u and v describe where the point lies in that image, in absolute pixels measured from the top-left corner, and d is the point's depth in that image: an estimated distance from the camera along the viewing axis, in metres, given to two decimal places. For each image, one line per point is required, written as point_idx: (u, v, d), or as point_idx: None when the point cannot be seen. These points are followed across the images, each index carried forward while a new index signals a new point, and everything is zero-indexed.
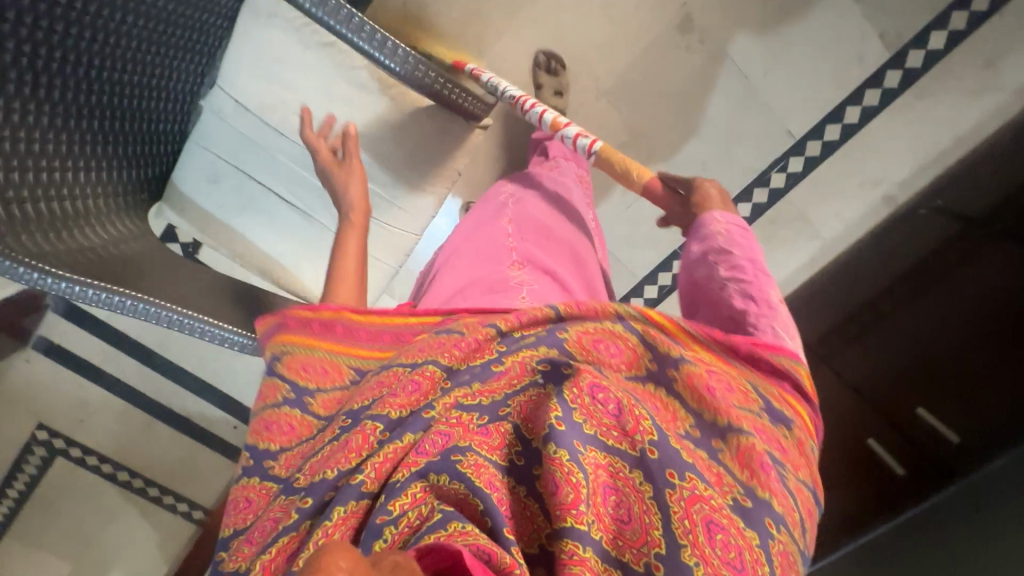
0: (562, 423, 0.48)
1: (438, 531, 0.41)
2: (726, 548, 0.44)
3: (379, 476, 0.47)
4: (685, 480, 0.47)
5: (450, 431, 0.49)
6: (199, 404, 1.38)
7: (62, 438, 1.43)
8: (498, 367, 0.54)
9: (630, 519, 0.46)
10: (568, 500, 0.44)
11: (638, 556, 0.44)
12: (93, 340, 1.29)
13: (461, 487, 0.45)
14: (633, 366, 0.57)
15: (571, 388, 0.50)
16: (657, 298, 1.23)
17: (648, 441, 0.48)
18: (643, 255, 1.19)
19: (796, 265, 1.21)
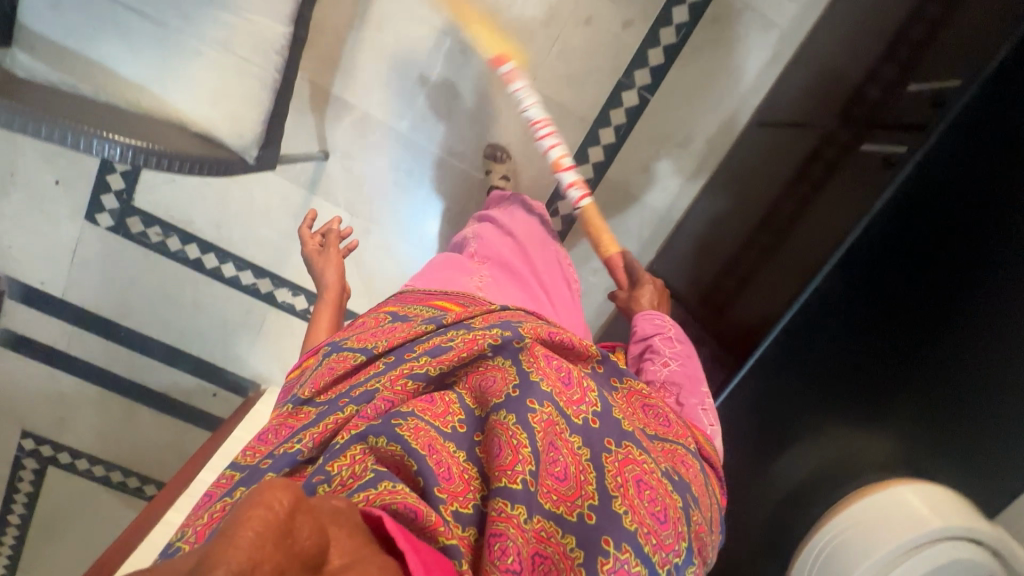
0: (516, 391, 0.54)
1: (371, 489, 0.45)
2: (652, 501, 0.53)
3: (317, 442, 0.52)
4: (621, 447, 0.57)
5: (394, 397, 0.54)
6: (173, 376, 1.30)
7: (48, 444, 1.37)
8: (447, 344, 0.59)
9: (566, 478, 0.51)
10: (510, 462, 0.48)
11: (573, 508, 0.50)
12: (54, 323, 1.24)
13: (398, 449, 0.48)
14: (586, 361, 0.68)
15: (530, 359, 0.58)
16: (617, 141, 1.14)
17: (592, 412, 0.58)
18: (586, 93, 1.10)
19: (760, 67, 1.08)
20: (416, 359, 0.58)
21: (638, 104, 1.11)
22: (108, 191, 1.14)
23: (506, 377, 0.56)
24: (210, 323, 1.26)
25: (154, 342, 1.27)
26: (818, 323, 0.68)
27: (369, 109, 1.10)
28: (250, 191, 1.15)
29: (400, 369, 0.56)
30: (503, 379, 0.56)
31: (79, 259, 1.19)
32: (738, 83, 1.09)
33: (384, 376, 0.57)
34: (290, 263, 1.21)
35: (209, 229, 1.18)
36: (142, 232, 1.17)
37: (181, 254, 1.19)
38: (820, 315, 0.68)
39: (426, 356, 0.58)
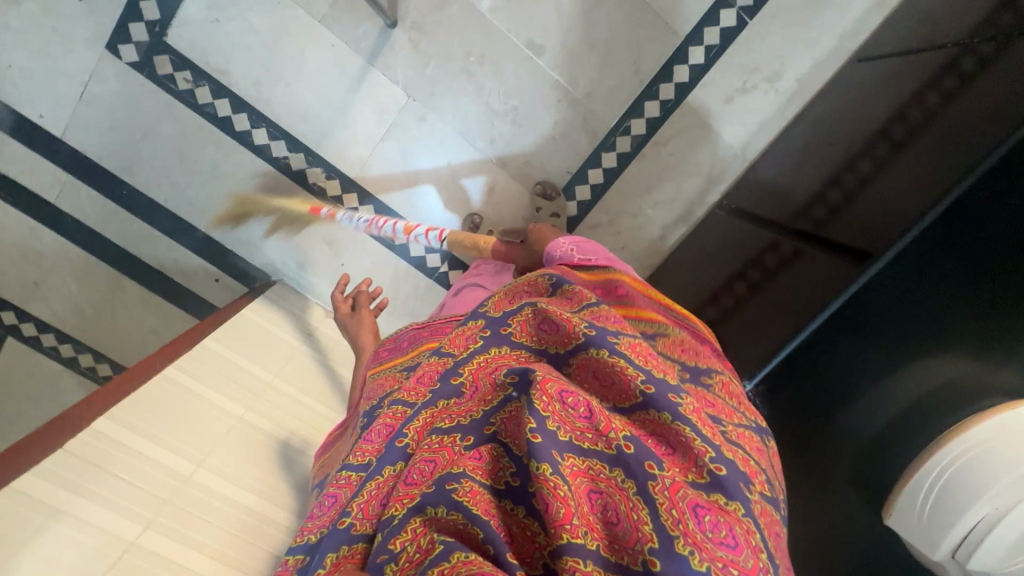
0: (536, 436, 0.43)
1: (441, 564, 0.37)
2: (716, 529, 0.40)
3: (366, 515, 0.47)
4: (664, 468, 0.42)
5: (432, 456, 0.48)
6: (173, 253, 1.16)
7: (11, 311, 1.19)
8: (457, 381, 0.53)
9: (620, 521, 0.41)
10: (558, 515, 0.40)
11: (635, 557, 0.39)
12: (45, 167, 1.09)
13: (459, 516, 0.42)
14: (571, 339, 0.54)
15: (539, 397, 0.45)
16: (705, 63, 1.07)
17: (622, 436, 0.44)
18: (684, 4, 1.03)
19: (863, 9, 1.03)
20: (442, 403, 0.51)
21: (735, 27, 1.05)
22: (139, 19, 1.00)
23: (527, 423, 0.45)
24: (227, 197, 1.13)
25: (159, 209, 1.13)
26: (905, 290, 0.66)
27: None
28: (301, 49, 1.03)
29: (425, 422, 0.51)
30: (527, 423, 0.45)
31: (89, 95, 1.05)
32: (838, 23, 1.04)
33: (410, 430, 0.51)
34: (331, 141, 1.10)
35: (246, 85, 1.05)
36: (170, 76, 1.04)
37: (210, 110, 1.06)
38: (884, 290, 0.67)
39: (443, 402, 0.52)
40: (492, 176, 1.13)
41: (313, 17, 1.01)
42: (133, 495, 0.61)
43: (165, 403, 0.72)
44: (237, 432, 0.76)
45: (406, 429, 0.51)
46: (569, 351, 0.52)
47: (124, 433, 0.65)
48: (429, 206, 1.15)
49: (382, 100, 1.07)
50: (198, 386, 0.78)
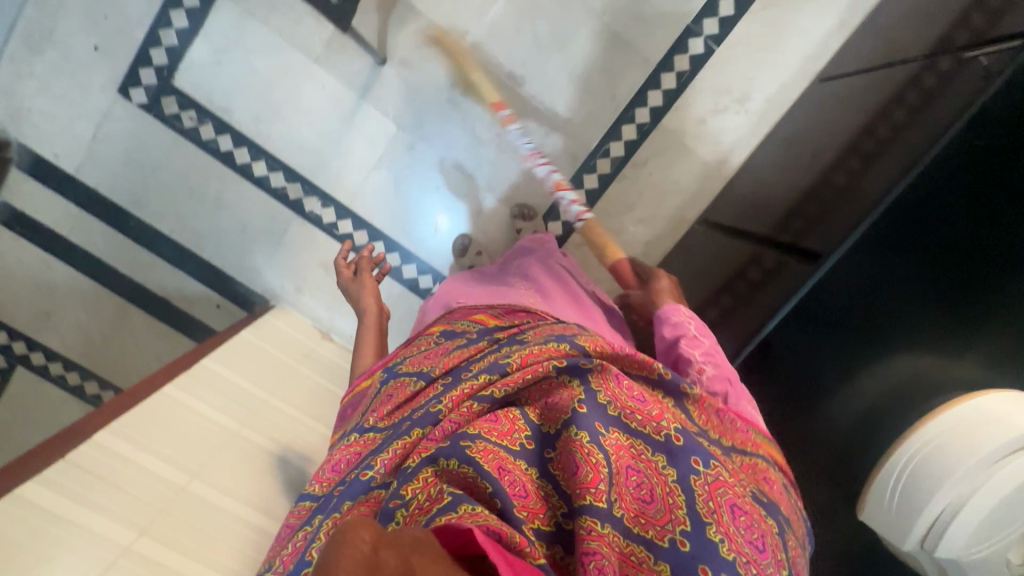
0: (583, 406, 0.51)
1: (450, 513, 0.42)
2: (749, 529, 0.46)
3: (388, 469, 0.52)
4: (709, 468, 0.50)
5: (461, 419, 0.53)
6: (177, 280, 1.21)
7: (23, 341, 1.24)
8: (505, 361, 0.59)
9: (653, 500, 0.47)
10: (586, 479, 0.45)
11: (664, 533, 0.45)
12: (59, 203, 1.16)
13: (469, 470, 0.47)
14: (647, 370, 0.60)
15: (598, 378, 0.54)
16: (677, 88, 1.13)
17: (672, 430, 0.52)
18: (654, 35, 1.10)
19: (824, 34, 1.10)
20: (486, 376, 0.58)
21: (703, 53, 1.11)
22: (148, 65, 1.08)
23: (569, 395, 0.52)
24: (228, 226, 1.18)
25: (164, 239, 1.19)
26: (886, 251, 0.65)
27: (437, 19, 1.08)
28: (298, 87, 1.11)
29: (464, 391, 0.57)
30: (569, 395, 0.52)
31: (102, 135, 1.12)
32: (801, 47, 1.11)
33: (445, 398, 0.57)
34: (327, 170, 1.16)
35: (247, 121, 1.12)
36: (176, 115, 1.11)
37: (213, 145, 1.13)
38: (876, 255, 0.65)
39: (487, 377, 0.58)
40: (482, 195, 1.18)
41: (309, 57, 1.09)
42: (128, 502, 0.64)
43: (163, 416, 0.76)
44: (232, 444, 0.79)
45: (442, 398, 0.57)
46: (636, 375, 0.61)
47: (122, 444, 0.69)
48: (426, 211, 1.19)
49: (374, 131, 1.14)
50: (194, 400, 0.81)
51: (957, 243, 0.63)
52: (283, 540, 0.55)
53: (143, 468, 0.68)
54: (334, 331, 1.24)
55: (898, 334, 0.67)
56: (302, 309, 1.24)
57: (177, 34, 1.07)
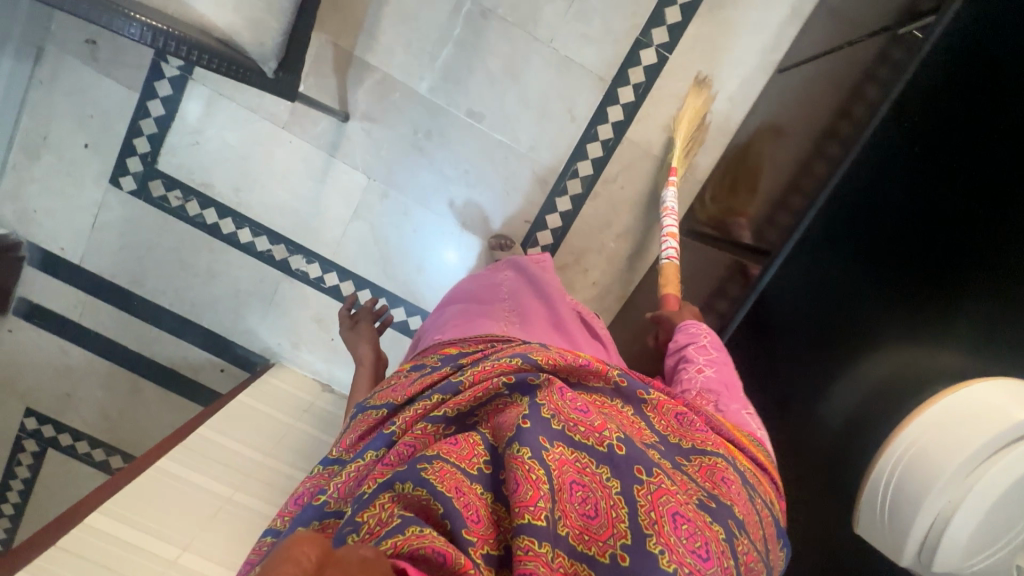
0: (527, 422, 0.52)
1: (397, 535, 0.42)
2: (691, 538, 0.48)
3: (342, 494, 0.54)
4: (652, 477, 0.52)
5: (417, 441, 0.55)
6: (182, 350, 1.27)
7: (50, 425, 1.31)
8: (458, 380, 0.60)
9: (597, 515, 0.48)
10: (529, 499, 0.45)
11: (605, 548, 0.46)
12: (69, 291, 1.23)
13: (423, 492, 0.47)
14: (602, 377, 0.64)
15: (544, 393, 0.56)
16: (636, 100, 1.13)
17: (616, 440, 0.54)
18: (605, 52, 1.10)
19: (779, 24, 1.08)
20: (438, 397, 0.59)
21: (657, 62, 1.11)
22: (134, 153, 1.16)
23: (519, 413, 0.54)
24: (223, 293, 1.24)
25: (167, 312, 1.25)
26: (840, 221, 0.68)
27: (391, 70, 1.12)
28: (271, 154, 1.16)
29: (415, 411, 0.58)
30: (517, 414, 0.54)
31: (100, 223, 1.20)
32: (756, 42, 1.09)
33: (399, 419, 0.58)
34: (308, 228, 1.20)
35: (228, 192, 1.18)
36: (164, 196, 1.18)
37: (199, 220, 1.19)
38: (837, 221, 0.68)
39: (438, 396, 0.59)
40: (458, 232, 1.20)
41: (277, 125, 1.14)
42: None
43: (155, 492, 0.78)
44: (225, 514, 0.81)
45: (396, 420, 0.58)
46: (593, 385, 0.64)
47: (114, 524, 0.71)
48: (411, 247, 1.21)
49: (346, 184, 1.18)
50: (187, 471, 0.84)
51: (904, 228, 0.66)
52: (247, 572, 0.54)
53: (134, 546, 0.70)
54: (334, 381, 1.27)
55: (876, 329, 0.68)
56: (301, 364, 1.27)
57: (156, 122, 1.14)
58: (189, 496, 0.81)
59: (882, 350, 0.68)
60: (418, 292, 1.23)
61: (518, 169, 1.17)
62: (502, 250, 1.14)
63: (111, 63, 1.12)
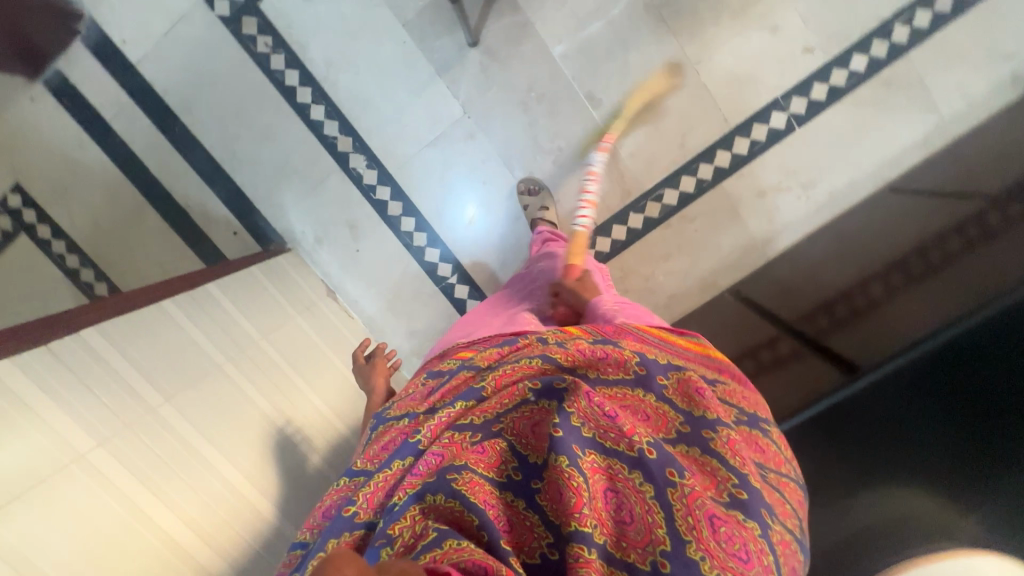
0: (559, 430, 0.49)
1: (434, 548, 0.41)
2: (730, 539, 0.46)
3: (371, 505, 0.50)
4: (684, 477, 0.49)
5: (446, 451, 0.51)
6: (202, 197, 1.19)
7: (35, 210, 1.21)
8: (481, 391, 0.58)
9: (633, 522, 0.47)
10: (576, 506, 0.45)
11: (644, 556, 0.45)
12: (111, 86, 1.13)
13: (456, 504, 0.46)
14: (620, 368, 0.60)
15: (569, 399, 0.52)
16: (747, 155, 1.11)
17: (647, 441, 0.50)
18: (742, 97, 1.08)
19: (908, 144, 1.08)
20: (466, 404, 0.57)
21: (783, 129, 1.10)
22: None
23: (549, 419, 0.51)
24: (270, 158, 1.16)
25: (202, 152, 1.16)
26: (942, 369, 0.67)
27: (534, 19, 1.07)
28: (378, 44, 1.09)
29: (441, 420, 0.55)
30: (550, 422, 0.51)
31: (174, 33, 1.10)
32: (880, 151, 1.09)
33: (424, 428, 0.55)
34: (382, 133, 1.14)
35: (319, 63, 1.10)
36: (252, 37, 1.09)
37: (278, 76, 1.11)
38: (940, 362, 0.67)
39: (462, 404, 0.57)
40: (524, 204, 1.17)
41: (399, 20, 1.08)
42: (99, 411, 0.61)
43: (157, 336, 0.74)
44: (214, 385, 0.77)
45: (423, 428, 0.55)
46: (613, 376, 0.60)
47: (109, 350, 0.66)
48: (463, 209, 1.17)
49: (439, 109, 1.12)
50: (189, 324, 0.80)
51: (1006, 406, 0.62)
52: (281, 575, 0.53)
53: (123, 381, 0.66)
54: (340, 291, 1.21)
55: (916, 457, 0.66)
56: (315, 264, 1.21)
57: None
58: (183, 346, 0.76)
59: (887, 491, 0.67)
60: (461, 242, 1.18)
61: (609, 169, 1.14)
62: (529, 194, 1.12)
63: None
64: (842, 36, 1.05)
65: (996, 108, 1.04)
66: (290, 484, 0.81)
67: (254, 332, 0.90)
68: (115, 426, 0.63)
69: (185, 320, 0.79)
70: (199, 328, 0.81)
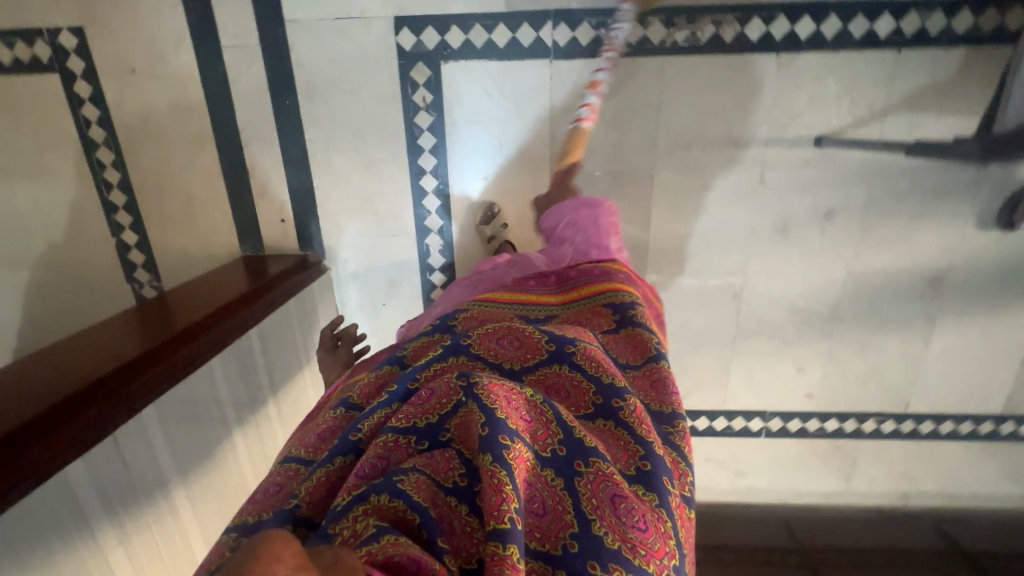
0: (485, 428, 0.47)
1: (370, 543, 0.39)
2: (631, 514, 0.47)
3: (313, 496, 0.48)
4: (590, 465, 0.49)
5: (390, 456, 0.49)
6: (272, 173, 1.11)
7: (84, 63, 1.04)
8: (411, 385, 0.56)
9: (545, 514, 0.46)
10: (496, 504, 0.42)
11: (556, 542, 0.45)
12: (247, 21, 1.00)
13: (399, 504, 0.43)
14: (535, 351, 0.64)
15: (489, 395, 0.49)
16: (718, 431, 1.30)
17: (556, 441, 0.51)
18: (746, 397, 1.26)
19: (815, 489, 1.36)
20: (393, 407, 0.54)
21: (753, 432, 1.30)
22: (439, 31, 0.99)
23: (473, 418, 0.48)
24: (356, 184, 1.11)
25: (297, 140, 1.08)
26: None
27: (651, 242, 1.13)
28: (516, 170, 1.09)
29: (377, 420, 0.53)
30: (473, 421, 0.48)
31: (344, 25, 1.00)
32: (796, 483, 1.35)
33: (363, 425, 0.53)
34: (468, 235, 1.14)
35: (458, 147, 1.07)
36: (416, 84, 1.03)
37: (415, 132, 1.06)
38: None
39: (390, 408, 0.54)
40: None
41: (548, 164, 1.08)
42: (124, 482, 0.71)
43: (191, 406, 0.81)
44: (204, 424, 0.84)
45: (360, 425, 0.53)
46: (532, 363, 0.63)
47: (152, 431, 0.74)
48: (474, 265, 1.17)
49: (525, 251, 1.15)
50: (222, 391, 0.87)
51: None
52: None
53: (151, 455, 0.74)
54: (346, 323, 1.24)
55: None
56: (340, 291, 1.21)
57: (486, 42, 0.99)
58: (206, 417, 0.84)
59: None
60: None
61: None
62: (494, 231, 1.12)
63: None
64: (835, 404, 1.26)
65: (876, 502, 1.36)
66: (218, 504, 0.90)
67: (263, 382, 0.99)
68: (107, 457, 0.68)
69: (222, 388, 0.87)
70: (227, 391, 0.89)
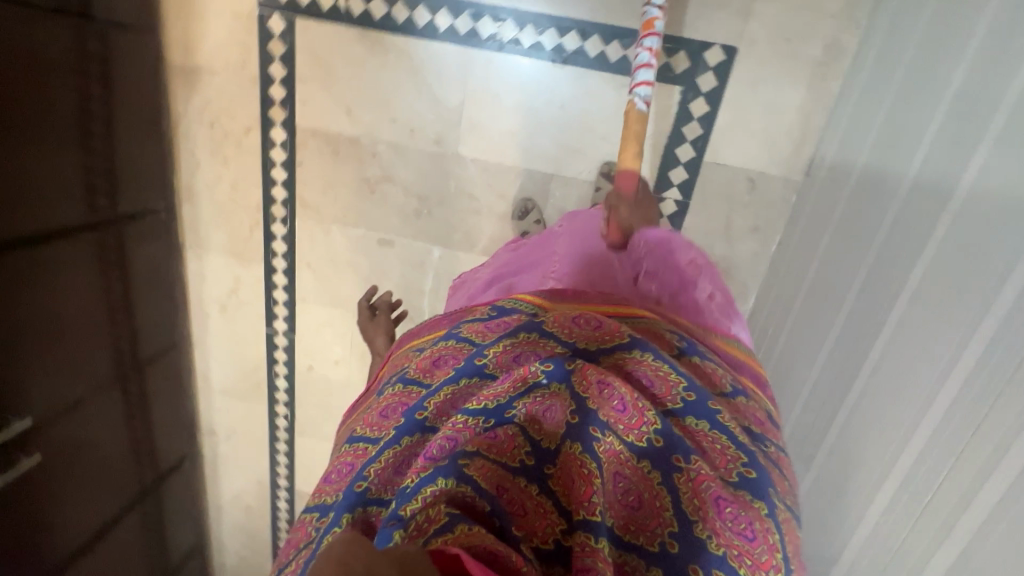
0: (575, 417, 0.47)
1: (446, 534, 0.36)
2: (738, 520, 0.44)
3: (385, 480, 0.45)
4: (690, 461, 0.46)
5: (458, 436, 0.44)
6: None
7: None
8: (480, 360, 0.52)
9: (641, 507, 0.44)
10: (587, 494, 0.42)
11: (652, 537, 0.43)
12: None
13: (466, 489, 0.40)
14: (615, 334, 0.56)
15: (581, 381, 0.49)
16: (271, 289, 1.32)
17: (650, 431, 0.47)
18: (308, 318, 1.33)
19: (212, 370, 1.44)
20: (465, 382, 0.50)
21: (271, 319, 1.35)
22: (704, 88, 1.04)
23: (563, 401, 0.48)
24: None
25: None
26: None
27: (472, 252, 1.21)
28: (561, 136, 1.09)
29: (450, 394, 0.50)
30: (563, 406, 0.47)
31: None
32: (215, 354, 1.41)
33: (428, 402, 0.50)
34: (503, 68, 1.06)
35: (596, 80, 1.05)
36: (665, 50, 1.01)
37: (622, 38, 1.01)
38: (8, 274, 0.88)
39: (469, 380, 0.51)
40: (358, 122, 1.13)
41: (558, 170, 1.12)
42: None
43: None
44: None
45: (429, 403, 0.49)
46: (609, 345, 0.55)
47: None
48: (471, 69, 1.07)
49: (479, 127, 1.11)
50: None
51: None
52: (295, 538, 0.48)
53: None
54: None
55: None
56: None
57: (680, 135, 1.07)
58: None
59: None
60: (364, 38, 1.07)
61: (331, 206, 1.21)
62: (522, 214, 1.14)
63: (727, 180, 1.09)
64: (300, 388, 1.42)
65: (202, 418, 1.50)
66: None
67: None
68: None
69: None
70: None
